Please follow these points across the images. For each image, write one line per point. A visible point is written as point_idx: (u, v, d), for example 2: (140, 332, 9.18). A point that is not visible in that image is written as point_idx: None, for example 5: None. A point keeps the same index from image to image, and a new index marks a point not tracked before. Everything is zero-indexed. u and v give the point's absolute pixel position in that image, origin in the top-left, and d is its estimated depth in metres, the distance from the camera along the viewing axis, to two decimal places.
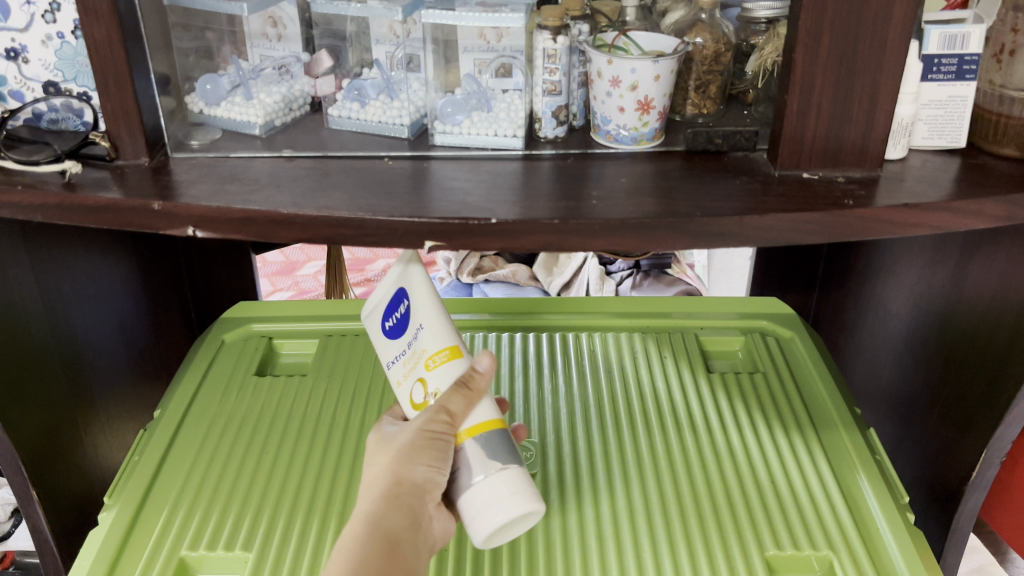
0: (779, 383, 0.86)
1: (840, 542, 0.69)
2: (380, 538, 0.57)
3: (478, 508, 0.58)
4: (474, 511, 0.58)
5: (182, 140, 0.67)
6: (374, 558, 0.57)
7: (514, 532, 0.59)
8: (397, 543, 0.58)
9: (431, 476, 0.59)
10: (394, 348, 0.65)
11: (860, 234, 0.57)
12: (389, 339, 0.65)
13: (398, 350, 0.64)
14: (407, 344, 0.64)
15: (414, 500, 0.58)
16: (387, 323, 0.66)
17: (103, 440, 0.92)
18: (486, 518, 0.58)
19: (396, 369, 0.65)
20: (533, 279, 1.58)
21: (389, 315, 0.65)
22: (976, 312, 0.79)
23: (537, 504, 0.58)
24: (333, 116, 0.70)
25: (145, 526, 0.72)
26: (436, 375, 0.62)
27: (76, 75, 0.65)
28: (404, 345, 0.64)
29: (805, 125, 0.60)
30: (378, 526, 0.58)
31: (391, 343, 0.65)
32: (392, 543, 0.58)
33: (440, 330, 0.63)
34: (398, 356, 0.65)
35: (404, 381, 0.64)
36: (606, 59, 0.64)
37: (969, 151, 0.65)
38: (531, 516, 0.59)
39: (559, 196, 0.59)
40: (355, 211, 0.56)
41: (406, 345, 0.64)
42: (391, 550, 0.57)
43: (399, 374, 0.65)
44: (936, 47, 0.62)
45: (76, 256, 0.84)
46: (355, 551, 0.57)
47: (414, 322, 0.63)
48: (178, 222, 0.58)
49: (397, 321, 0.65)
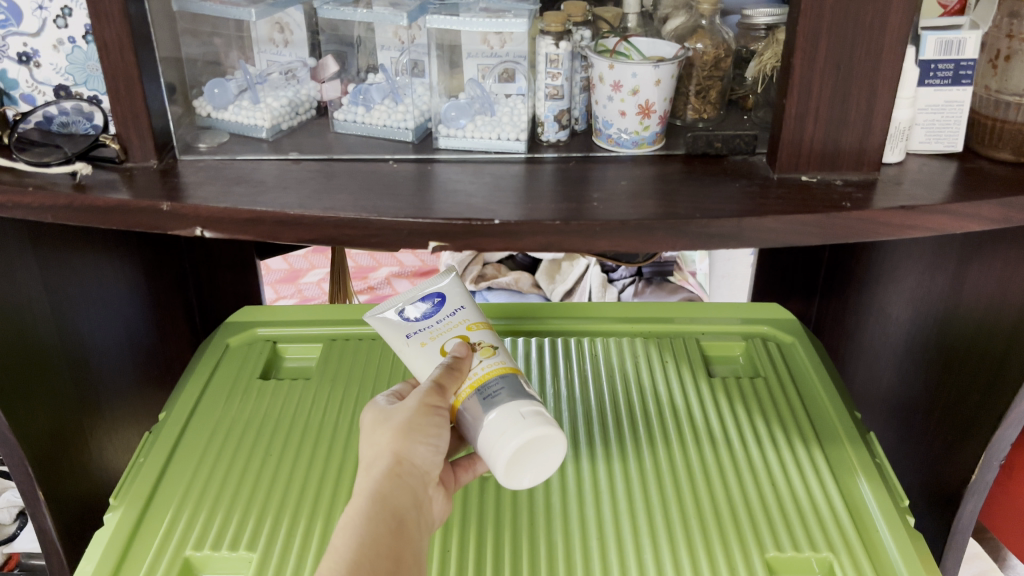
0: (780, 388, 0.86)
1: (840, 544, 0.70)
2: (387, 514, 0.58)
3: (521, 415, 0.60)
4: (513, 420, 0.60)
5: (190, 143, 0.68)
6: (383, 535, 0.57)
7: (531, 464, 0.61)
8: (403, 519, 0.58)
9: (427, 454, 0.61)
10: (419, 322, 0.66)
11: (858, 236, 0.58)
12: (412, 319, 0.66)
13: (425, 323, 0.66)
14: (439, 318, 0.66)
15: (414, 478, 0.60)
16: (408, 310, 0.67)
17: (109, 443, 0.93)
18: (529, 424, 0.59)
19: (419, 337, 0.66)
20: (535, 287, 1.57)
21: (414, 304, 0.67)
22: (976, 316, 0.79)
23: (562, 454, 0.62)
24: (339, 120, 0.71)
25: (150, 526, 0.72)
26: (479, 334, 0.66)
27: (87, 79, 0.66)
28: (434, 319, 0.66)
29: (803, 129, 0.61)
30: (383, 502, 0.58)
31: (415, 320, 0.66)
32: (398, 520, 0.58)
33: (476, 311, 0.68)
34: (421, 327, 0.66)
35: (432, 342, 0.65)
36: (608, 64, 0.65)
37: (966, 155, 0.66)
38: (548, 462, 0.62)
39: (561, 198, 0.59)
40: (360, 212, 0.57)
41: (438, 319, 0.66)
42: (398, 528, 0.58)
43: (422, 339, 0.65)
44: (933, 53, 0.64)
45: (84, 260, 0.85)
46: (361, 528, 0.57)
47: (453, 301, 0.67)
48: (186, 222, 0.59)
49: (427, 308, 0.67)
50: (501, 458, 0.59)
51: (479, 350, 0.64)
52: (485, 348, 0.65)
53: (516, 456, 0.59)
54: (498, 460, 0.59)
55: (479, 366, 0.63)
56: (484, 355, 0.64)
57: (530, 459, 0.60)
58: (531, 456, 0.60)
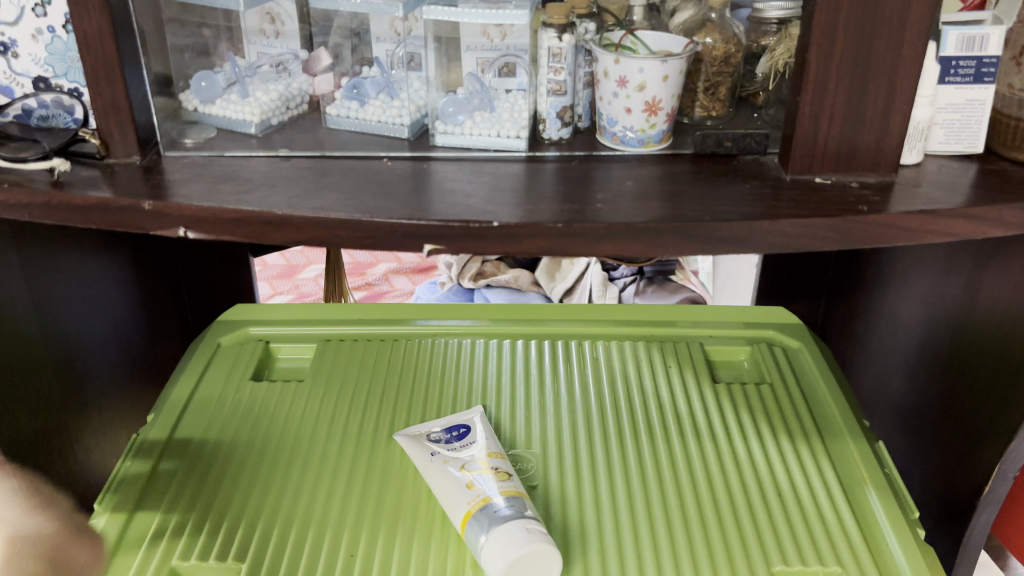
0: (786, 394, 0.84)
1: (849, 558, 0.67)
2: None
3: (528, 530, 0.63)
4: (518, 531, 0.63)
5: (175, 139, 0.65)
6: None
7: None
8: None
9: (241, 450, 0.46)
10: (440, 445, 0.74)
11: (875, 241, 0.56)
12: (436, 442, 0.75)
13: (445, 445, 0.74)
14: (460, 441, 0.74)
15: None
16: (435, 438, 0.76)
17: (95, 446, 0.90)
18: (534, 542, 0.63)
19: (441, 456, 0.73)
20: (535, 285, 1.55)
21: (441, 432, 0.76)
22: (991, 323, 0.77)
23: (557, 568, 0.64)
24: (332, 116, 0.68)
25: (135, 533, 0.70)
26: None
27: (67, 71, 0.63)
28: (454, 442, 0.74)
29: (818, 128, 0.58)
30: None
31: (437, 444, 0.75)
32: None
33: (493, 443, 0.74)
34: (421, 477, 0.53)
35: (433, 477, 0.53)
36: (613, 59, 0.62)
37: (986, 157, 0.64)
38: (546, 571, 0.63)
39: (563, 199, 0.57)
40: (352, 213, 0.54)
41: (461, 443, 0.74)
42: None
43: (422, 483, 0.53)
44: (954, 49, 0.61)
45: (68, 259, 0.82)
46: None
47: None
48: (169, 222, 0.56)
49: (450, 436, 0.75)
50: (499, 563, 0.62)
51: (495, 473, 0.69)
52: (501, 473, 0.69)
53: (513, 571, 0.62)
54: (498, 563, 0.62)
55: (493, 487, 0.68)
56: (498, 478, 0.69)
57: (533, 567, 0.63)
58: (529, 565, 0.63)
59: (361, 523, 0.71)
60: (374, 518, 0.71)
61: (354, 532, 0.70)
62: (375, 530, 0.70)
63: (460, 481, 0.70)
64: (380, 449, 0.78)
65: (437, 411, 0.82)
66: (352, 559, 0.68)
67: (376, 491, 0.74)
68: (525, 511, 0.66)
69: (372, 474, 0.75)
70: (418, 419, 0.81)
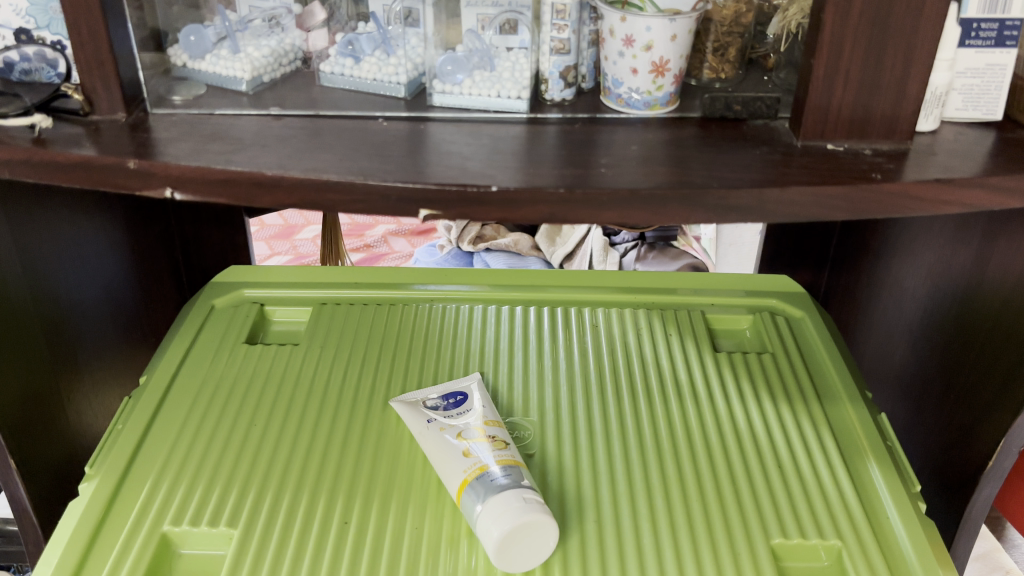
0: (789, 364, 0.82)
1: (848, 531, 0.66)
2: None
3: (524, 500, 0.62)
4: (513, 502, 0.62)
5: (163, 96, 0.63)
6: None
7: (526, 552, 0.62)
8: None
9: None
10: (437, 412, 0.73)
11: (887, 210, 0.54)
12: (433, 409, 0.74)
13: (442, 412, 0.73)
14: (457, 408, 0.73)
15: None
16: (432, 405, 0.75)
17: (88, 408, 0.89)
18: (529, 513, 0.61)
19: (438, 423, 0.72)
20: (535, 249, 1.53)
21: (437, 400, 0.75)
22: (999, 297, 0.75)
23: (552, 546, 0.63)
24: (325, 73, 0.66)
25: (127, 496, 0.68)
26: None
27: (49, 23, 0.60)
28: (451, 410, 0.73)
29: (832, 93, 0.56)
30: None
31: (435, 411, 0.74)
32: None
33: (490, 411, 0.73)
34: None
35: None
36: (619, 16, 0.60)
37: (1005, 125, 0.62)
38: (541, 548, 0.62)
39: (565, 163, 0.55)
40: (345, 175, 0.52)
41: (458, 410, 0.73)
42: None
43: None
44: (976, 11, 0.58)
45: (59, 218, 0.80)
46: None
47: None
48: (155, 183, 0.54)
49: (447, 404, 0.74)
50: (494, 535, 0.61)
51: (491, 442, 0.68)
52: (498, 441, 0.68)
53: (507, 544, 0.61)
54: (493, 535, 0.61)
55: (489, 455, 0.66)
56: (495, 447, 0.67)
57: (529, 542, 0.62)
58: (524, 539, 0.61)
59: (355, 490, 0.70)
60: (368, 485, 0.70)
61: (347, 500, 0.69)
62: (368, 498, 0.69)
63: (456, 449, 0.68)
64: (375, 415, 0.77)
65: (434, 378, 0.80)
66: (345, 526, 0.67)
67: (370, 458, 0.72)
68: (522, 481, 0.64)
69: (367, 442, 0.74)
70: (413, 387, 0.80)
